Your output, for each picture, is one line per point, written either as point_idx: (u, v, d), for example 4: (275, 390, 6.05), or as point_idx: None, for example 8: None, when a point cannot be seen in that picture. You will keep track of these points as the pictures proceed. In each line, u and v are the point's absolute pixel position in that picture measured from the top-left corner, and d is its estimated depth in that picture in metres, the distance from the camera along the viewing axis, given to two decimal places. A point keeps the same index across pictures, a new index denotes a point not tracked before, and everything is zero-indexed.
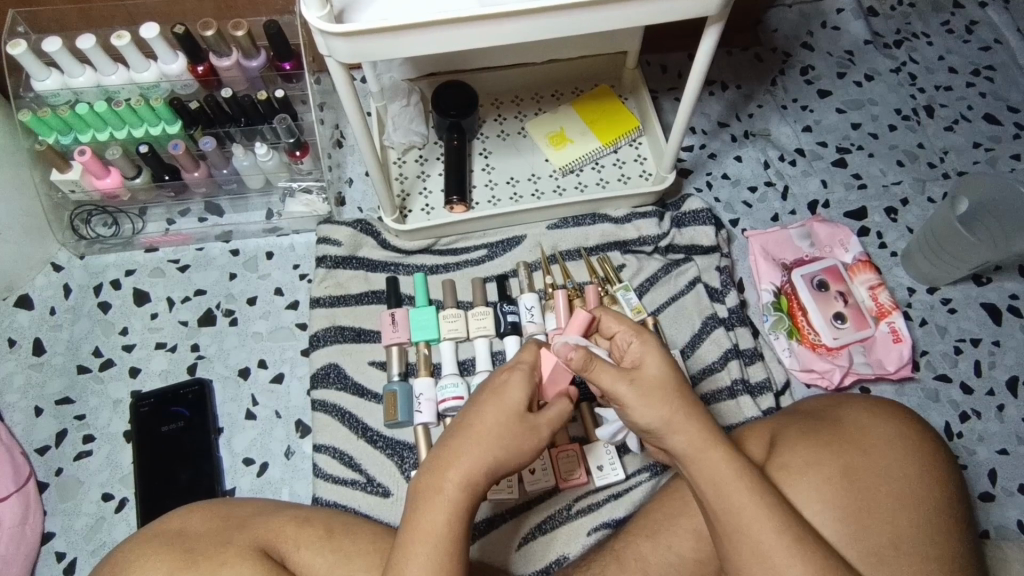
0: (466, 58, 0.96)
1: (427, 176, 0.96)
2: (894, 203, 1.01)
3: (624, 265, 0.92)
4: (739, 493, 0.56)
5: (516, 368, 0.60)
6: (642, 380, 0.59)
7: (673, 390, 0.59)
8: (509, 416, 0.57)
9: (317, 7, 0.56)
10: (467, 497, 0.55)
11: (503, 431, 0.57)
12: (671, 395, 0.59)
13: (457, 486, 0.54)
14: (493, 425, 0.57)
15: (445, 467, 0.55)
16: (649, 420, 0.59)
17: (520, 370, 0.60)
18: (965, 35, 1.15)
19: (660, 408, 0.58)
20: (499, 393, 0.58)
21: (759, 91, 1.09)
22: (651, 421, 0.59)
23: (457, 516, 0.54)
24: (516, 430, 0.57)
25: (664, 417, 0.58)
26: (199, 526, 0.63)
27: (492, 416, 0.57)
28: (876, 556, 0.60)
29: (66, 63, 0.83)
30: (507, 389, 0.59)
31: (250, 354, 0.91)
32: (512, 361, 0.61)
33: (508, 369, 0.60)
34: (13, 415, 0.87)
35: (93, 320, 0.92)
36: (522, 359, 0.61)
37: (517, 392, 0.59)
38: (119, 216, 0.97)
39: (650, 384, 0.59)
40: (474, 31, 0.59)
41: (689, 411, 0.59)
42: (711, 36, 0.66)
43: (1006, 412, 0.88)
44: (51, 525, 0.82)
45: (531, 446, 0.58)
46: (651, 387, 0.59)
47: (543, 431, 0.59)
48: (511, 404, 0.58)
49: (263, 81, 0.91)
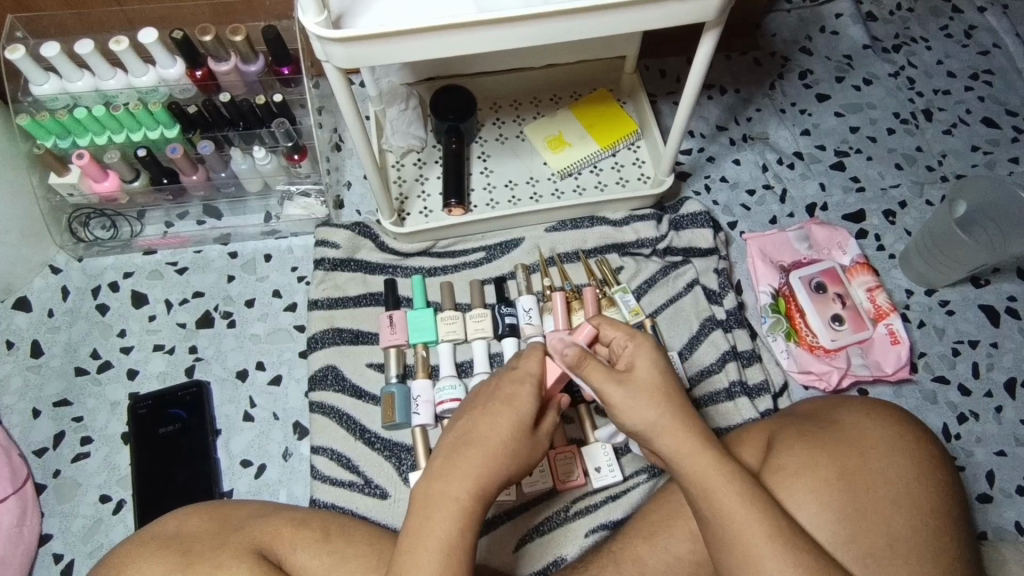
0: (466, 62, 0.96)
1: (425, 179, 0.97)
2: (892, 206, 1.01)
3: (622, 268, 0.93)
4: (730, 497, 0.56)
5: (523, 380, 0.60)
6: (632, 382, 0.60)
7: (662, 394, 0.59)
8: (519, 425, 0.58)
9: (315, 12, 0.57)
10: (477, 504, 0.55)
11: (516, 442, 0.58)
12: (660, 399, 0.59)
13: (470, 494, 0.55)
14: (505, 436, 0.57)
15: (456, 475, 0.55)
16: (636, 422, 0.59)
17: (529, 382, 0.60)
18: (964, 39, 1.15)
19: (648, 411, 0.59)
20: (509, 402, 0.59)
21: (757, 95, 1.10)
22: (637, 423, 0.59)
23: (468, 524, 0.54)
24: (523, 440, 0.58)
25: (649, 420, 0.59)
26: (196, 528, 0.63)
27: (504, 426, 0.58)
28: (872, 557, 0.60)
29: (65, 67, 0.83)
30: (517, 398, 0.59)
31: (248, 356, 0.91)
32: (519, 371, 0.61)
33: (515, 381, 0.60)
34: (11, 417, 0.87)
35: (90, 323, 0.93)
36: (528, 369, 0.61)
37: (527, 401, 0.59)
38: (117, 218, 0.96)
39: (639, 387, 0.60)
40: (473, 37, 0.59)
41: (680, 414, 0.59)
42: (710, 41, 0.66)
43: (1003, 413, 0.88)
44: (48, 526, 0.82)
45: (533, 456, 0.59)
46: (640, 390, 0.59)
47: (542, 443, 0.61)
48: (520, 415, 0.59)
49: (262, 85, 0.91)
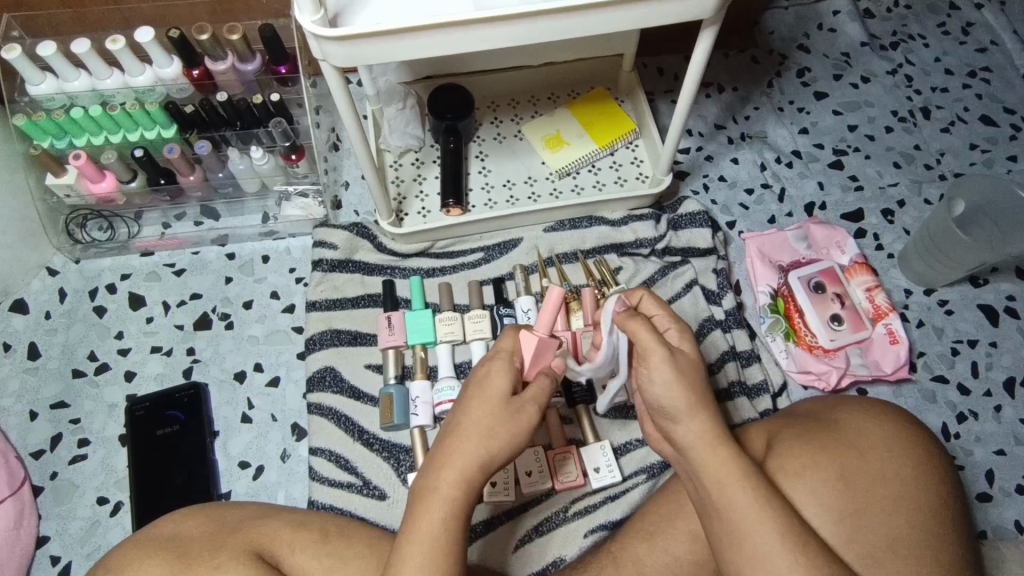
0: (463, 61, 0.96)
1: (423, 179, 0.96)
2: (891, 205, 1.01)
3: (620, 268, 0.92)
4: (741, 494, 0.56)
5: (495, 356, 0.59)
6: (679, 360, 0.60)
7: (695, 379, 0.60)
8: (497, 403, 0.57)
9: (311, 11, 0.56)
10: (462, 494, 0.54)
11: (494, 420, 0.56)
12: (695, 381, 0.60)
13: (452, 484, 0.54)
14: (480, 415, 0.56)
15: (439, 465, 0.55)
16: (672, 396, 0.59)
17: (502, 357, 0.59)
18: (961, 36, 1.15)
19: (683, 389, 0.59)
20: (483, 384, 0.58)
21: (755, 93, 1.09)
22: (675, 400, 0.59)
23: (452, 515, 0.53)
24: (503, 417, 0.56)
25: (689, 400, 0.59)
26: (194, 531, 0.63)
27: (479, 407, 0.56)
28: (873, 558, 0.60)
29: (61, 67, 0.83)
30: (490, 377, 0.58)
31: (246, 357, 0.90)
32: (491, 350, 0.60)
33: (487, 361, 0.59)
34: (8, 419, 0.87)
35: (88, 325, 0.92)
36: (501, 346, 0.60)
37: (501, 381, 0.58)
38: (115, 220, 0.96)
39: (684, 363, 0.60)
40: (470, 34, 0.59)
41: (706, 403, 0.59)
42: (708, 38, 0.66)
43: (1003, 412, 0.88)
44: (45, 529, 0.82)
45: (518, 429, 0.57)
46: (687, 367, 0.60)
47: (530, 415, 0.58)
48: (495, 394, 0.57)
49: (260, 84, 0.91)
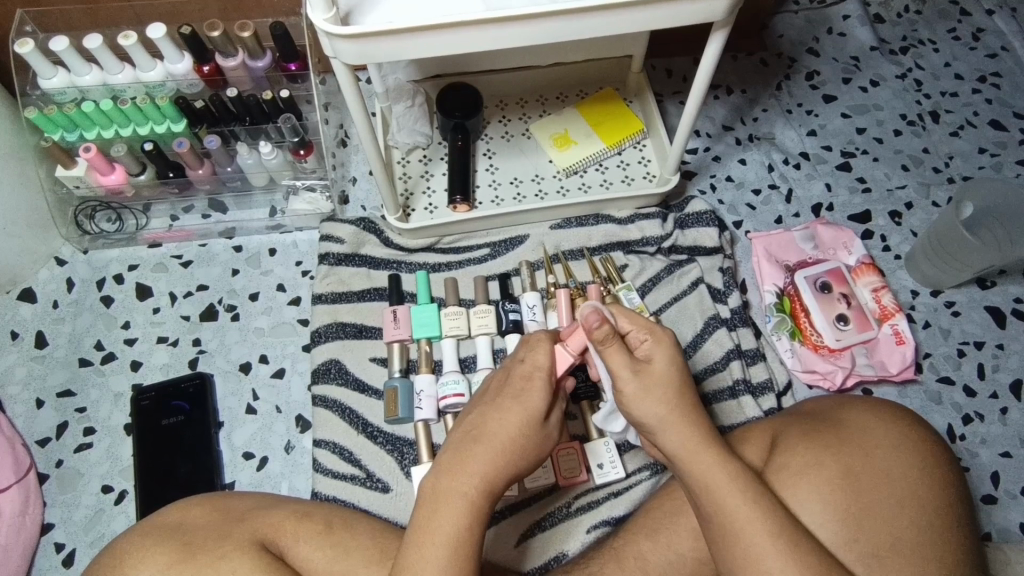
0: (473, 60, 0.96)
1: (430, 175, 0.97)
2: (898, 207, 1.01)
3: (626, 265, 0.92)
4: (733, 495, 0.56)
5: (532, 375, 0.60)
6: (646, 381, 0.59)
7: (673, 390, 0.59)
8: (530, 420, 0.58)
9: (324, 9, 0.57)
10: (484, 500, 0.55)
11: (523, 437, 0.57)
12: (672, 397, 0.59)
13: (475, 490, 0.54)
14: (514, 432, 0.57)
15: (462, 470, 0.55)
16: (644, 415, 0.59)
17: (538, 376, 0.60)
18: (972, 42, 1.15)
19: (657, 408, 0.58)
20: (518, 398, 0.59)
21: (764, 95, 1.09)
22: (646, 417, 0.59)
23: (472, 520, 0.54)
24: (535, 435, 0.58)
25: (661, 415, 0.58)
26: (198, 520, 0.63)
27: (513, 422, 0.57)
28: (875, 557, 0.59)
29: (74, 62, 0.83)
30: (526, 394, 0.59)
31: (251, 349, 0.91)
32: (528, 365, 0.61)
33: (525, 377, 0.60)
34: (15, 407, 0.87)
35: (95, 314, 0.93)
36: (536, 361, 0.61)
37: (538, 398, 0.59)
38: (123, 212, 0.97)
39: (652, 383, 0.59)
40: (479, 34, 0.59)
41: (687, 413, 0.59)
42: (717, 41, 0.66)
43: (1009, 415, 0.88)
44: (50, 516, 0.82)
45: (543, 447, 0.59)
46: (655, 384, 0.59)
47: (552, 433, 0.60)
48: (531, 410, 0.58)
49: (269, 81, 0.91)
